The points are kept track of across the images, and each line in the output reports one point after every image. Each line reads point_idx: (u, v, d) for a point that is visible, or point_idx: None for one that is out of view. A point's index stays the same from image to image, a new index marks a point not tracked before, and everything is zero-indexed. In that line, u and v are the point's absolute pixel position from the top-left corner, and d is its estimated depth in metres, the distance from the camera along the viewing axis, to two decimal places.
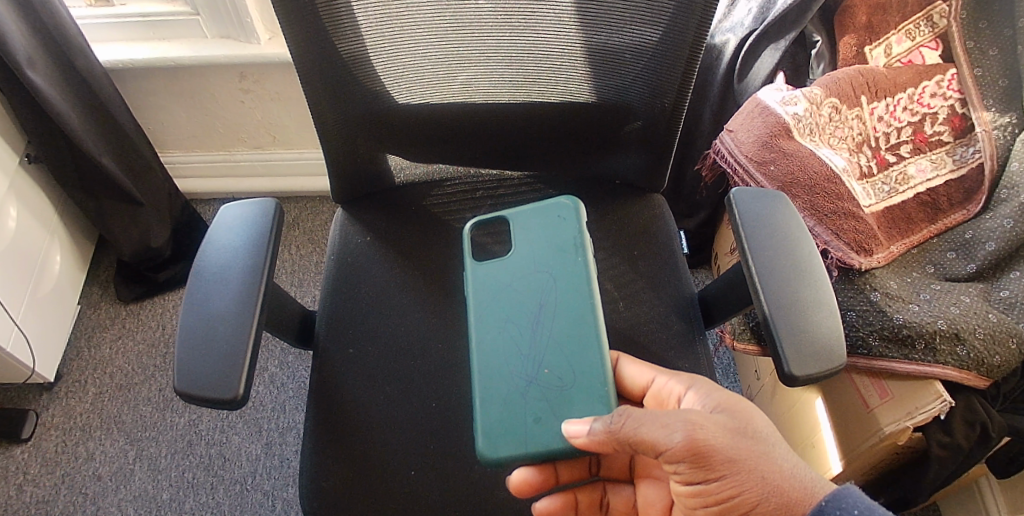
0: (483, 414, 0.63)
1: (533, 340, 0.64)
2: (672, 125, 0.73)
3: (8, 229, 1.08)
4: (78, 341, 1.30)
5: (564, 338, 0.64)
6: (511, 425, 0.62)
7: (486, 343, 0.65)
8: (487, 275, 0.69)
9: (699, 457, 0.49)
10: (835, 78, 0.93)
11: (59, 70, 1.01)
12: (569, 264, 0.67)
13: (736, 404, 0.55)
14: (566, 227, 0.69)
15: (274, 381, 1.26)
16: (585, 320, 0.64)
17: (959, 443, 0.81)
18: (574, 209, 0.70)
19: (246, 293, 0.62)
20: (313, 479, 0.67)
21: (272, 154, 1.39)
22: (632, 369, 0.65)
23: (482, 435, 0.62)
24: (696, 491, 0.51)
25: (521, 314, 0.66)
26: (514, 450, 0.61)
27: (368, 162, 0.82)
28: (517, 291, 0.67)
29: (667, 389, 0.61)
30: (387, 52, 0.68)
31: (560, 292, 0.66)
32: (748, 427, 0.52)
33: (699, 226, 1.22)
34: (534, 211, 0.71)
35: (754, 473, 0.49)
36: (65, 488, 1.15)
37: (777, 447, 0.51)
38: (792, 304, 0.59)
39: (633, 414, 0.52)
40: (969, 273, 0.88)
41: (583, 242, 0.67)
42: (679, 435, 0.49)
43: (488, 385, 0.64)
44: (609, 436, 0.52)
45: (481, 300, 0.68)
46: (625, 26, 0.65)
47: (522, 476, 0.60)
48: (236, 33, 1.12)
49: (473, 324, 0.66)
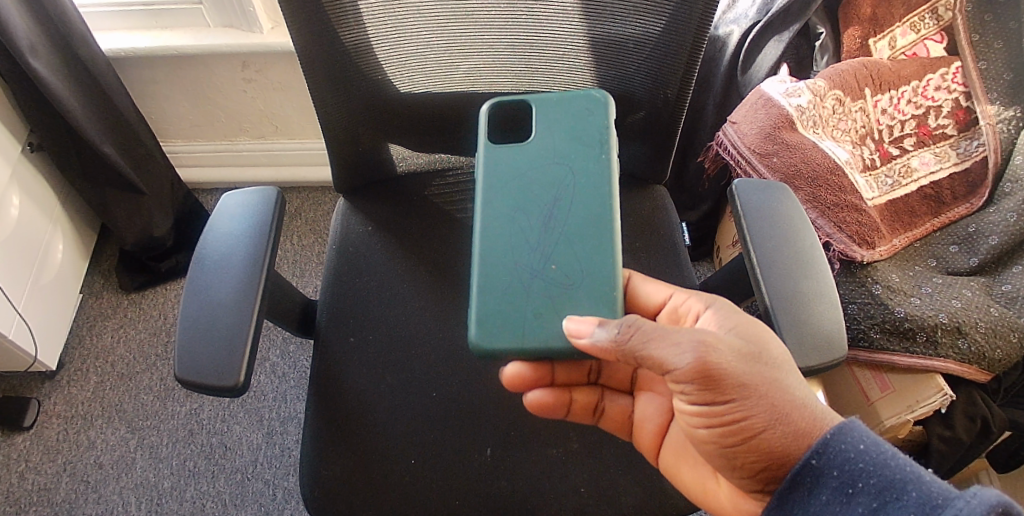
0: (481, 303, 0.60)
1: (543, 234, 0.61)
2: (674, 115, 0.73)
3: (11, 217, 1.08)
4: (80, 329, 1.30)
5: (574, 235, 0.61)
6: (508, 316, 0.59)
7: (493, 232, 0.62)
8: (501, 161, 0.64)
9: (709, 380, 0.48)
10: (838, 70, 0.93)
11: (62, 59, 1.00)
12: (591, 161, 0.63)
13: (752, 328, 0.53)
14: (591, 123, 0.64)
15: (275, 370, 1.26)
16: (599, 221, 0.61)
17: (959, 436, 0.84)
18: (603, 105, 0.65)
19: (247, 280, 0.62)
20: (313, 467, 0.68)
21: (275, 144, 1.39)
22: (649, 287, 0.64)
23: (476, 323, 0.60)
24: (701, 411, 0.51)
25: (533, 204, 0.62)
26: (508, 341, 0.59)
27: (368, 151, 0.81)
28: (530, 182, 0.63)
29: (685, 305, 0.60)
30: (390, 41, 0.68)
31: (577, 189, 0.62)
32: (763, 353, 0.51)
33: (702, 218, 1.22)
34: (557, 103, 0.65)
35: (764, 399, 0.49)
36: (66, 476, 1.15)
37: (789, 377, 0.51)
38: (793, 298, 0.59)
39: (642, 327, 0.50)
40: (971, 268, 0.89)
41: (607, 140, 0.64)
42: (689, 355, 0.47)
43: (491, 276, 0.60)
44: (614, 346, 0.51)
45: (491, 185, 0.63)
46: (630, 16, 0.64)
47: (516, 370, 0.62)
48: (237, 22, 1.11)
49: (480, 214, 0.62)
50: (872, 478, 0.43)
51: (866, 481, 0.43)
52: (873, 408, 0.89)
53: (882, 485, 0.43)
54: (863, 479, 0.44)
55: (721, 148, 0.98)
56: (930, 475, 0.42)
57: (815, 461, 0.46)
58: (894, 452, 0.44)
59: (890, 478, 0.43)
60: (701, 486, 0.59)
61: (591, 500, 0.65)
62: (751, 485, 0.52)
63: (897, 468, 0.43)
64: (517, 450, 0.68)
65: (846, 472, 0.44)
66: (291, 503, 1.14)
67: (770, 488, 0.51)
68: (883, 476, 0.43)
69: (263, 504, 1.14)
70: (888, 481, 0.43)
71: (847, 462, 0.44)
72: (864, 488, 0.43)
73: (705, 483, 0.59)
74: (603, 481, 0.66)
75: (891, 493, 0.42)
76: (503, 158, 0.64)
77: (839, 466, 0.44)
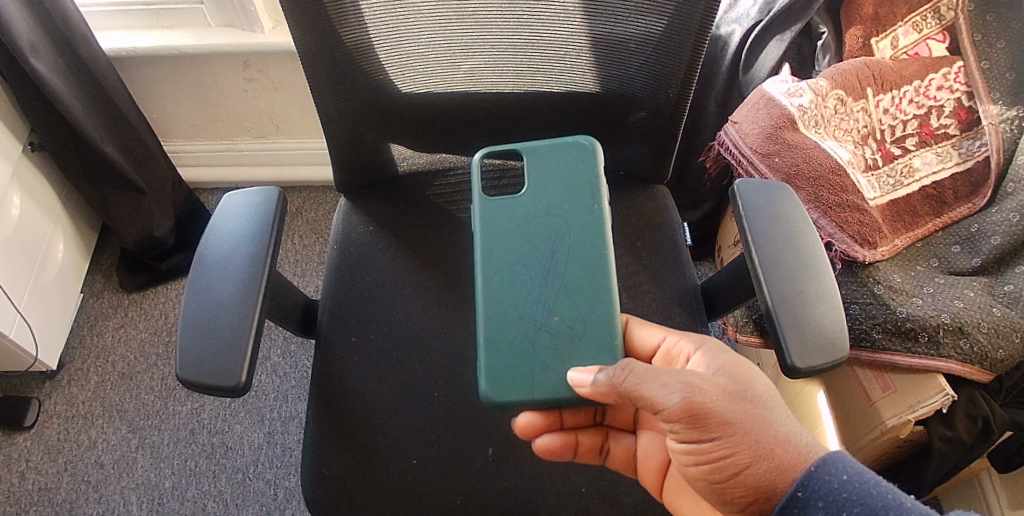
0: (488, 359, 0.61)
1: (543, 286, 0.62)
2: (676, 114, 0.73)
3: (12, 217, 1.08)
4: (81, 329, 1.30)
5: (573, 286, 0.62)
6: (517, 371, 0.60)
7: (494, 285, 0.62)
8: (499, 215, 0.64)
9: (695, 418, 0.48)
10: (840, 69, 0.93)
11: (62, 58, 1.00)
12: (584, 211, 0.64)
13: (739, 366, 0.53)
14: (581, 169, 0.65)
15: (276, 370, 1.26)
16: (597, 270, 0.62)
17: (961, 437, 0.82)
18: (591, 152, 0.65)
19: (249, 281, 0.62)
20: (315, 467, 0.68)
21: (276, 143, 1.39)
22: (643, 331, 0.64)
23: (486, 379, 0.60)
24: (689, 449, 0.51)
25: (532, 256, 0.63)
26: (518, 395, 0.60)
27: (370, 151, 0.81)
28: (528, 234, 0.63)
29: (677, 348, 0.60)
30: (391, 41, 0.68)
31: (574, 240, 0.63)
32: (748, 390, 0.50)
33: (703, 218, 1.22)
34: (548, 152, 0.66)
35: (749, 436, 0.48)
36: (67, 475, 1.15)
37: (777, 410, 0.50)
38: (795, 297, 0.59)
39: (635, 369, 0.51)
40: (974, 268, 0.88)
41: (597, 187, 0.64)
42: (677, 396, 0.48)
43: (496, 332, 0.61)
44: (611, 388, 0.52)
45: (491, 240, 0.63)
46: (631, 16, 0.64)
47: (528, 420, 0.62)
48: (239, 21, 1.11)
49: (481, 267, 0.63)
50: (856, 507, 0.43)
51: (851, 511, 0.43)
52: (875, 409, 0.89)
53: (866, 515, 0.42)
54: (848, 509, 0.43)
55: (722, 148, 0.97)
56: (911, 502, 0.42)
57: (800, 492, 0.45)
58: (877, 481, 0.44)
59: (874, 507, 0.43)
60: None
61: (592, 502, 0.65)
62: None
63: (880, 496, 0.43)
64: (518, 453, 0.68)
65: (831, 502, 0.44)
66: (292, 503, 1.14)
67: None
68: (867, 504, 0.43)
69: (264, 504, 1.14)
70: (871, 509, 0.42)
71: (831, 493, 0.44)
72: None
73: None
74: (605, 483, 0.66)
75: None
76: (499, 212, 0.65)
77: (824, 496, 0.44)
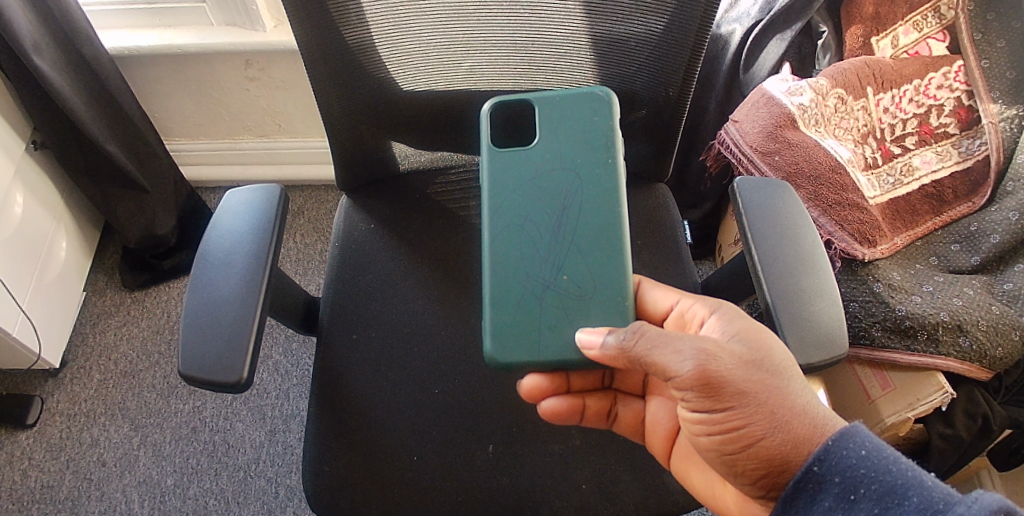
0: (495, 316, 0.60)
1: (553, 244, 0.61)
2: (676, 112, 0.73)
3: (15, 216, 1.08)
4: (83, 327, 1.31)
5: (584, 245, 0.61)
6: (523, 330, 0.60)
7: (502, 244, 0.62)
8: (508, 173, 0.63)
9: (710, 387, 0.48)
10: (841, 68, 0.92)
11: (65, 56, 1.01)
12: (597, 167, 0.63)
13: (758, 334, 0.53)
14: (595, 124, 0.63)
15: (278, 368, 1.26)
16: (609, 230, 0.61)
17: (960, 435, 0.84)
18: (607, 103, 0.64)
19: (251, 274, 0.62)
20: (316, 463, 0.68)
21: (277, 142, 1.39)
22: (656, 294, 0.64)
23: (491, 337, 0.60)
24: (702, 419, 0.51)
25: (542, 213, 0.62)
26: (523, 354, 0.60)
27: (371, 149, 0.81)
28: (539, 190, 0.63)
29: (691, 312, 0.60)
30: (392, 38, 0.68)
31: (584, 200, 0.62)
32: (764, 360, 0.50)
33: (704, 216, 1.22)
34: (562, 104, 0.64)
35: (763, 407, 0.48)
36: (70, 473, 1.16)
37: (791, 382, 0.50)
38: (794, 294, 0.59)
39: (647, 333, 0.51)
40: (972, 266, 0.89)
41: (613, 149, 0.63)
42: (690, 363, 0.48)
43: (501, 290, 0.61)
44: (621, 352, 0.52)
45: (499, 195, 0.63)
46: (632, 15, 0.64)
47: (534, 382, 0.62)
48: (241, 21, 1.11)
49: (488, 223, 0.62)
50: (874, 484, 0.43)
51: (868, 487, 0.43)
52: (874, 407, 0.89)
53: (883, 491, 0.42)
54: (865, 485, 0.43)
55: (722, 147, 0.97)
56: (932, 480, 0.42)
57: (817, 467, 0.45)
58: (897, 458, 0.44)
59: (892, 484, 0.42)
60: (713, 493, 0.58)
61: (593, 496, 0.66)
62: (753, 492, 0.52)
63: (899, 473, 0.42)
64: (520, 447, 0.68)
65: (848, 478, 0.44)
66: (293, 501, 1.14)
67: (772, 496, 0.51)
68: (885, 481, 0.43)
69: (267, 501, 1.14)
70: (889, 487, 0.42)
71: (849, 468, 0.44)
72: (866, 494, 0.43)
73: (715, 490, 0.58)
74: (606, 477, 0.66)
75: (892, 499, 0.42)
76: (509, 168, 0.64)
77: (841, 472, 0.44)
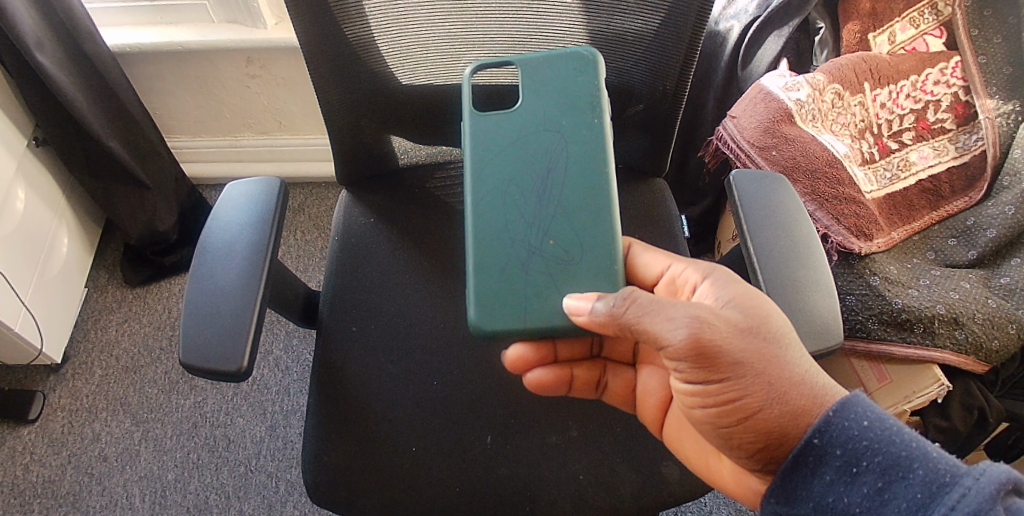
0: (481, 284, 0.61)
1: (539, 208, 0.62)
2: (674, 106, 0.73)
3: (17, 211, 1.09)
4: (85, 323, 1.31)
5: (571, 208, 0.62)
6: (507, 297, 0.61)
7: (487, 211, 0.62)
8: (491, 130, 0.64)
9: (704, 357, 0.48)
10: (837, 64, 0.93)
11: (68, 53, 1.01)
12: (583, 127, 0.63)
13: (752, 300, 0.52)
14: (582, 84, 0.63)
15: (278, 363, 1.27)
16: (596, 191, 0.62)
17: (957, 427, 0.85)
18: (592, 62, 0.64)
19: (251, 267, 0.63)
20: (315, 454, 0.69)
21: (278, 139, 1.40)
22: (648, 257, 0.65)
23: (476, 304, 0.61)
24: (696, 390, 0.51)
25: (527, 178, 0.62)
26: (508, 321, 0.60)
27: (370, 144, 0.82)
28: (522, 154, 0.63)
29: (683, 277, 0.60)
30: (390, 32, 0.68)
31: (572, 161, 0.62)
32: (761, 327, 0.50)
33: (703, 213, 1.22)
34: (546, 66, 0.64)
35: (760, 378, 0.49)
36: (71, 468, 1.17)
37: (790, 351, 0.51)
38: (789, 284, 0.60)
39: (638, 300, 0.51)
40: (969, 261, 0.90)
41: (599, 102, 0.63)
42: (683, 331, 0.48)
43: (486, 253, 0.61)
44: (610, 318, 0.52)
45: (483, 156, 0.63)
46: (629, 11, 0.65)
47: (518, 353, 0.63)
48: (242, 18, 1.12)
49: (472, 185, 0.63)
50: (877, 456, 0.43)
51: (870, 460, 0.43)
52: (870, 398, 0.90)
53: (887, 463, 0.43)
54: (868, 458, 0.43)
55: (720, 142, 0.98)
56: (935, 451, 0.42)
57: (818, 440, 0.45)
58: (898, 428, 0.44)
59: (896, 456, 0.43)
60: (709, 466, 0.59)
61: (592, 486, 0.66)
62: (749, 465, 0.52)
63: (903, 445, 0.43)
64: (517, 438, 0.69)
65: (851, 450, 0.44)
66: (294, 495, 1.15)
67: (771, 472, 0.50)
68: (888, 453, 0.43)
69: (267, 496, 1.15)
70: (893, 459, 0.43)
71: (852, 440, 0.44)
72: (869, 467, 0.43)
73: (710, 464, 0.59)
74: (603, 467, 0.67)
75: (897, 471, 0.42)
76: (494, 128, 0.64)
77: (843, 445, 0.44)
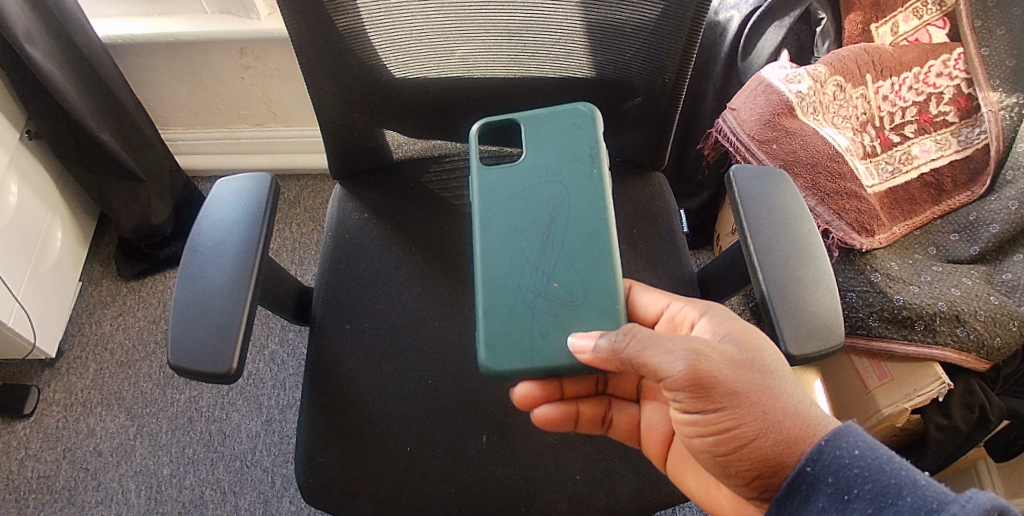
0: (487, 326, 0.60)
1: (542, 250, 0.61)
2: (672, 100, 0.72)
3: (10, 206, 1.08)
4: (79, 317, 1.30)
5: (575, 252, 0.61)
6: (515, 340, 0.60)
7: (492, 251, 0.62)
8: (495, 174, 0.64)
9: (700, 387, 0.48)
10: (838, 56, 0.91)
11: (58, 45, 0.99)
12: (583, 175, 0.63)
13: (748, 334, 0.52)
14: (580, 137, 0.64)
15: (274, 358, 1.26)
16: (600, 233, 0.61)
17: (957, 426, 0.84)
18: (591, 117, 0.64)
19: (239, 276, 0.61)
20: (308, 454, 0.68)
21: (273, 131, 1.38)
22: (647, 297, 0.63)
23: (484, 348, 0.60)
24: (693, 420, 0.50)
25: (531, 219, 0.62)
26: (515, 364, 0.59)
27: (366, 139, 0.81)
28: (526, 199, 0.63)
29: (682, 313, 0.59)
30: (384, 24, 0.67)
31: (574, 204, 0.62)
32: (756, 359, 0.50)
33: (703, 205, 1.22)
34: (546, 119, 0.65)
35: (756, 408, 0.48)
36: (65, 463, 1.16)
37: (784, 381, 0.50)
38: (792, 286, 0.59)
39: (638, 334, 0.50)
40: (971, 256, 0.89)
41: (598, 153, 0.63)
42: (681, 363, 0.47)
43: (491, 298, 0.61)
44: (612, 354, 0.51)
45: (487, 198, 0.63)
46: (627, 3, 0.63)
47: (526, 390, 0.62)
48: (235, 9, 1.10)
49: (477, 229, 0.62)
50: (868, 484, 0.42)
51: (861, 487, 0.42)
52: (870, 396, 0.90)
53: (878, 491, 0.42)
54: (859, 485, 0.42)
55: (720, 135, 0.97)
56: (926, 479, 0.41)
57: (811, 467, 0.45)
58: (891, 456, 0.43)
59: (886, 484, 0.42)
60: (708, 494, 0.59)
61: (588, 486, 0.65)
62: (747, 493, 0.51)
63: (893, 473, 0.42)
64: (514, 438, 0.68)
65: (842, 478, 0.43)
66: (290, 491, 1.14)
67: (766, 497, 0.50)
68: (878, 481, 0.42)
69: (263, 491, 1.14)
70: (883, 486, 0.42)
71: (843, 468, 0.43)
72: (860, 494, 0.42)
73: (710, 492, 0.58)
74: (600, 469, 0.66)
75: (887, 498, 0.41)
76: (496, 169, 0.64)
77: (834, 472, 0.43)
